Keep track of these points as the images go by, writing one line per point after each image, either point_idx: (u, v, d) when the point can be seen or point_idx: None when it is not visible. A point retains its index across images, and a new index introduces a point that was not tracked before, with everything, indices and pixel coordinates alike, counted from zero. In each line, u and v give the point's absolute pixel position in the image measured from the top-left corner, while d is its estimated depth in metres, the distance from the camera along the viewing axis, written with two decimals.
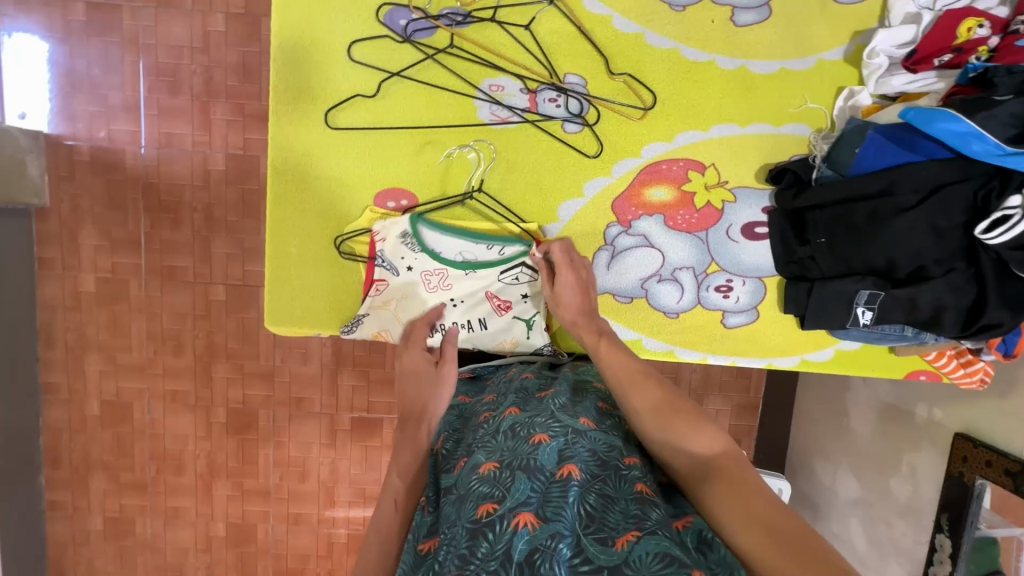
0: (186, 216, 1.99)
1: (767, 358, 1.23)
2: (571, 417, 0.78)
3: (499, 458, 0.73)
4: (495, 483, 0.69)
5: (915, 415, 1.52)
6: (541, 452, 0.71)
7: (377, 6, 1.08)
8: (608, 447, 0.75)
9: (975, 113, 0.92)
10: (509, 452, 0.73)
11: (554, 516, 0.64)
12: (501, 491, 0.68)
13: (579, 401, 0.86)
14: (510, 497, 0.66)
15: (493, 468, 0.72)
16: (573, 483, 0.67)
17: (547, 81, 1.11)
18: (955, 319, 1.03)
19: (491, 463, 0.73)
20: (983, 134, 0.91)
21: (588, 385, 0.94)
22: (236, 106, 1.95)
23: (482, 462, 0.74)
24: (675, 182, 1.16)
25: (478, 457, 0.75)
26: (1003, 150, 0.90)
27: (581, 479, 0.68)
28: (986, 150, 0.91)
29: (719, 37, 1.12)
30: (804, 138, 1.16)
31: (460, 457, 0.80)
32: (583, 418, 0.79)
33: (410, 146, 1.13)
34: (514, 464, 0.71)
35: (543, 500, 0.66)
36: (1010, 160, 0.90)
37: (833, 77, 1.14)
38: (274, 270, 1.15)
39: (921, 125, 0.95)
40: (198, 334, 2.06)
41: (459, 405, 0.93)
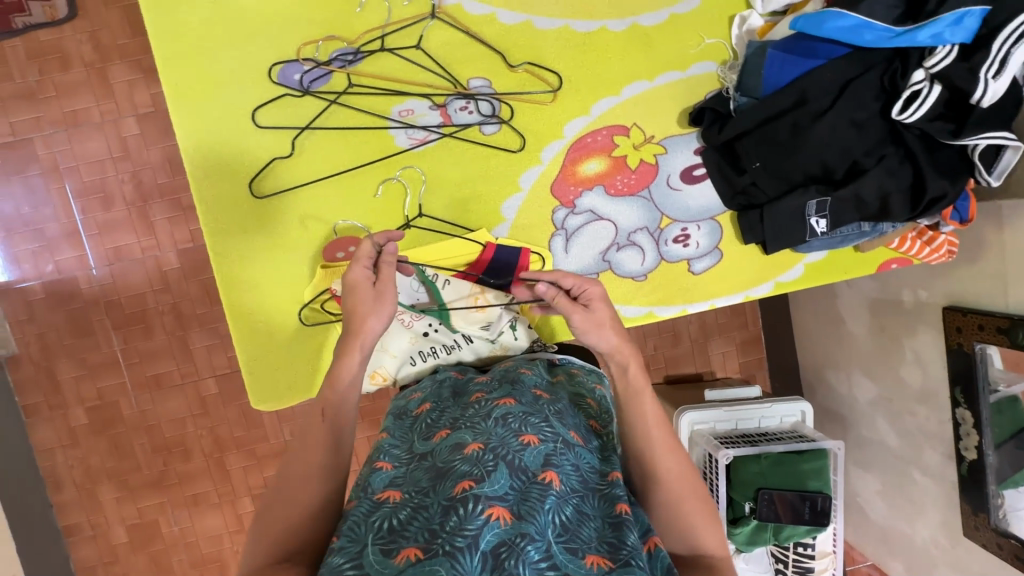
0: (155, 321, 1.98)
1: (743, 291, 1.24)
2: (563, 426, 0.81)
3: (485, 441, 0.75)
4: (476, 463, 0.71)
5: (902, 301, 1.54)
6: (528, 453, 0.74)
7: (268, 69, 1.09)
8: (589, 470, 0.78)
9: (857, 6, 0.95)
10: (497, 439, 0.76)
11: (528, 516, 0.66)
12: (481, 472, 0.70)
13: (573, 414, 0.89)
14: (490, 483, 0.68)
15: (477, 449, 0.74)
16: (552, 491, 0.70)
17: (453, 92, 1.12)
18: (902, 202, 1.04)
19: (476, 445, 0.75)
20: (870, 23, 0.94)
21: (582, 400, 0.97)
22: (173, 201, 1.94)
23: (467, 441, 0.76)
24: (604, 151, 1.17)
25: (464, 436, 0.78)
26: (893, 32, 0.93)
27: (560, 490, 0.71)
28: (877, 36, 0.94)
29: (603, 3, 1.14)
30: (713, 74, 1.17)
31: (443, 427, 0.84)
32: (574, 431, 0.82)
33: (341, 192, 1.12)
34: (500, 454, 0.73)
35: (520, 498, 0.68)
36: (903, 39, 0.92)
37: (722, 10, 1.16)
38: (246, 351, 1.14)
39: (813, 30, 0.98)
40: (202, 433, 2.04)
41: (450, 380, 1.00)
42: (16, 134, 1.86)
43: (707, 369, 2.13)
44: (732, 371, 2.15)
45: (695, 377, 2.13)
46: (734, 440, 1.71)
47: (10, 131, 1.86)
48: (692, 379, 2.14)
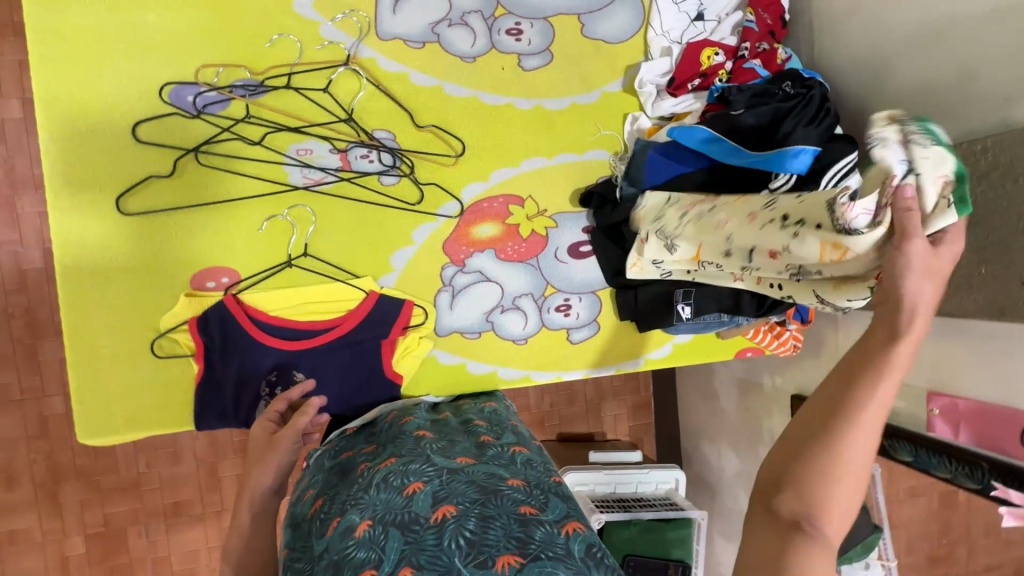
0: (0, 325, 1.77)
1: (616, 364, 1.32)
2: (445, 459, 0.93)
3: (372, 515, 0.82)
4: (370, 545, 0.78)
5: (763, 385, 1.69)
6: (415, 503, 0.82)
7: (158, 86, 1.05)
8: (486, 478, 0.88)
9: (721, 126, 1.10)
10: (382, 506, 0.83)
11: (430, 562, 0.74)
12: (377, 553, 0.76)
13: (458, 442, 1.01)
14: (386, 559, 0.76)
15: (368, 527, 0.80)
16: (446, 524, 0.78)
17: (355, 139, 1.13)
18: (751, 300, 1.19)
19: (365, 522, 0.81)
20: (730, 142, 1.09)
21: (470, 427, 1.09)
22: (47, 196, 1.77)
23: (356, 522, 0.82)
24: (498, 217, 1.22)
25: (352, 517, 0.84)
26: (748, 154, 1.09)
27: (455, 514, 0.80)
28: (735, 155, 1.08)
29: (511, 81, 1.21)
30: (605, 162, 1.28)
31: (335, 516, 0.87)
32: (456, 457, 0.94)
33: (221, 221, 1.08)
34: (390, 519, 0.81)
35: (417, 548, 0.76)
36: (756, 160, 1.08)
37: (618, 106, 1.28)
38: (80, 380, 1.03)
39: (684, 140, 1.11)
40: (35, 458, 1.83)
41: (340, 463, 1.02)
42: None
43: (597, 430, 2.20)
44: (620, 434, 2.24)
45: (584, 437, 2.19)
46: (608, 505, 1.77)
47: None
48: (583, 438, 2.21)
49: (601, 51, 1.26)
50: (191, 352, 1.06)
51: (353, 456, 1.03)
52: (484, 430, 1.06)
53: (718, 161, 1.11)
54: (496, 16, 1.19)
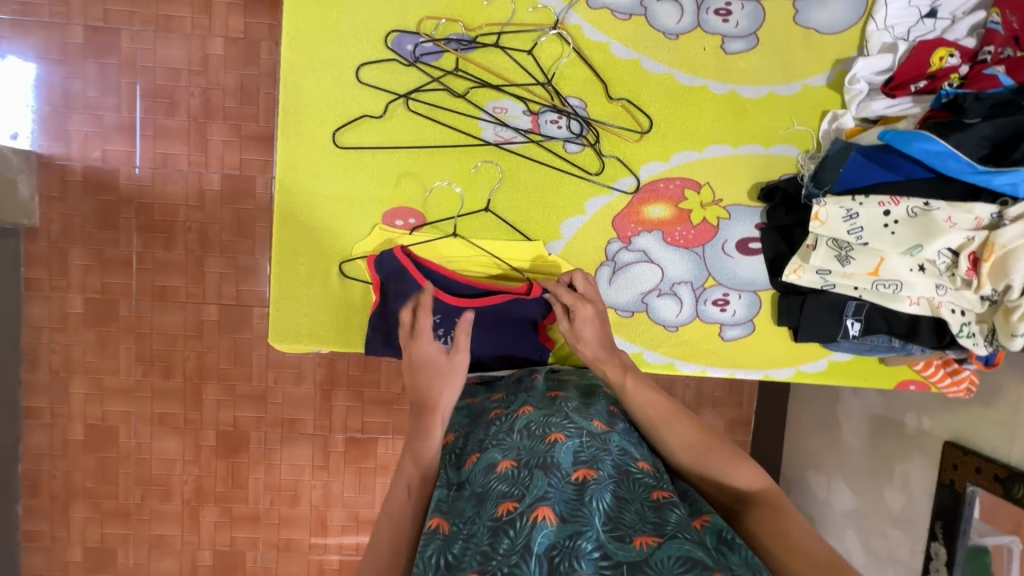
0: (180, 235, 2.02)
1: (763, 369, 1.26)
2: (585, 420, 0.87)
3: (515, 457, 0.81)
4: (513, 481, 0.77)
5: (904, 425, 1.56)
6: (558, 452, 0.79)
7: (385, 33, 1.12)
8: (622, 451, 0.84)
9: (948, 135, 0.99)
10: (525, 451, 0.82)
11: (573, 516, 0.72)
12: (520, 489, 0.76)
13: (590, 405, 0.95)
14: (530, 494, 0.74)
15: (511, 466, 0.80)
16: (589, 484, 0.76)
17: (549, 104, 1.16)
18: (931, 328, 1.10)
19: (507, 462, 0.81)
20: (957, 154, 0.97)
21: (597, 389, 1.03)
22: (233, 127, 1.99)
23: (499, 460, 0.82)
24: (672, 200, 1.20)
25: (494, 455, 0.83)
26: (977, 169, 0.96)
27: (597, 477, 0.77)
28: (961, 167, 0.96)
29: (709, 64, 1.18)
30: (792, 159, 1.22)
31: (473, 452, 0.89)
32: (596, 421, 0.88)
33: (417, 166, 1.15)
34: (532, 462, 0.79)
35: (561, 500, 0.74)
36: (986, 176, 0.95)
37: (817, 102, 1.21)
38: (278, 289, 1.16)
39: (899, 145, 1.01)
40: (189, 356, 2.08)
41: (468, 406, 1.03)
42: (107, 22, 1.92)
43: None
44: None
45: None
46: None
47: (102, 17, 1.91)
48: None
49: (810, 42, 1.19)
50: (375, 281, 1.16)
51: (479, 403, 1.03)
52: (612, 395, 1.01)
53: (938, 173, 1.00)
54: None
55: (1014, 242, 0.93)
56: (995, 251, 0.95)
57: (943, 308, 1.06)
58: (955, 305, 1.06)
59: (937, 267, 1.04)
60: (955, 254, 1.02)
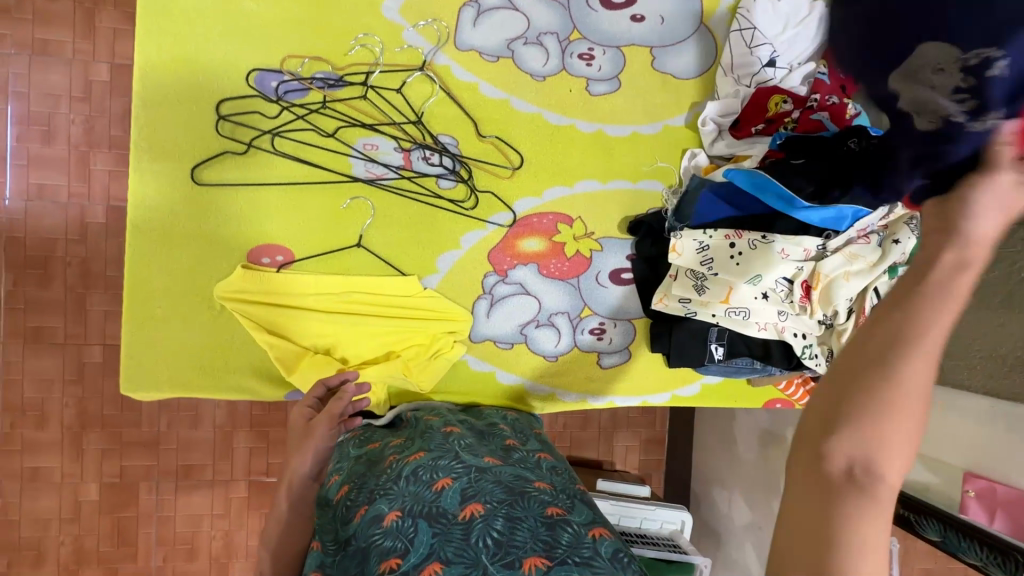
0: (57, 271, 1.87)
1: (642, 397, 1.30)
2: (473, 459, 0.94)
3: (400, 507, 0.83)
4: (397, 535, 0.79)
5: (787, 439, 1.65)
6: (443, 499, 0.84)
7: (245, 70, 1.10)
8: (513, 478, 0.90)
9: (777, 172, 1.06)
10: (410, 500, 0.85)
11: (458, 560, 0.76)
12: (403, 543, 0.78)
13: (485, 443, 1.02)
14: (413, 549, 0.77)
15: (396, 517, 0.82)
16: (475, 520, 0.80)
17: (419, 141, 1.16)
18: (782, 352, 1.17)
19: (392, 514, 0.83)
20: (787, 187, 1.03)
21: (496, 428, 1.10)
22: (119, 156, 1.88)
23: (385, 512, 0.83)
24: (545, 234, 1.23)
25: (380, 507, 0.84)
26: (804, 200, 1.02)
27: (485, 513, 0.81)
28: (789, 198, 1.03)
29: (576, 104, 1.24)
30: (658, 193, 1.29)
31: (364, 502, 0.88)
32: (486, 457, 0.96)
33: (282, 201, 1.12)
34: (419, 512, 0.83)
35: (446, 545, 0.78)
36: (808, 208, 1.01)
37: (679, 141, 1.29)
38: (134, 333, 1.09)
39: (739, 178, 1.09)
40: (67, 402, 1.91)
41: (365, 455, 0.99)
42: None
43: (607, 459, 2.17)
44: (629, 466, 2.20)
45: (592, 464, 2.15)
46: None
47: None
48: (592, 465, 2.17)
49: (669, 85, 1.27)
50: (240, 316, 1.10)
51: (377, 449, 1.00)
52: (510, 433, 1.09)
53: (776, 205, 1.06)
54: (571, 40, 1.22)
55: (835, 271, 1.04)
56: (821, 279, 1.05)
57: (787, 332, 1.12)
58: (798, 330, 1.12)
59: (778, 295, 1.10)
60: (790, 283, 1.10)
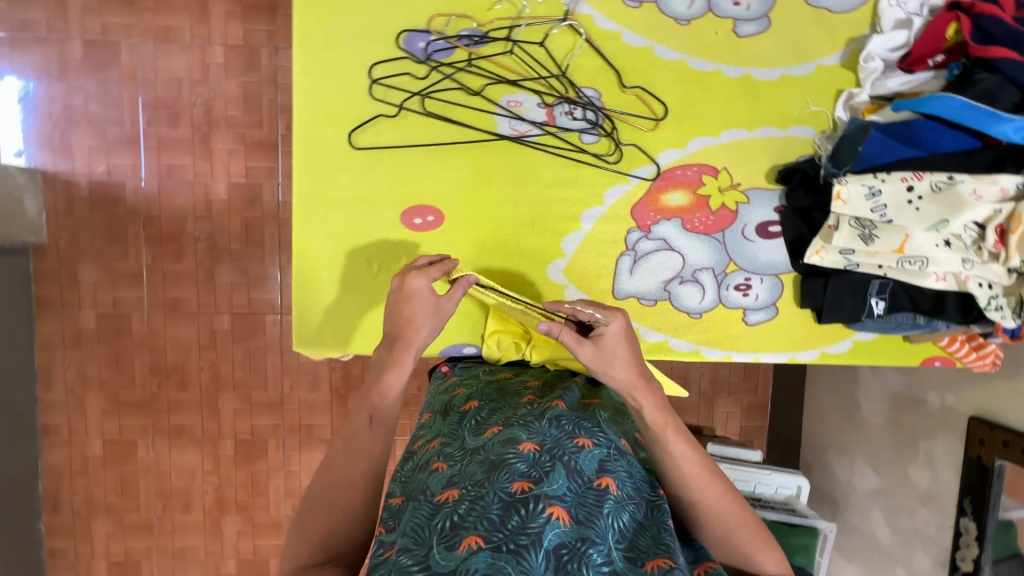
0: (189, 246, 2.02)
1: (788, 353, 1.25)
2: (615, 435, 0.91)
3: (539, 441, 0.84)
4: (533, 464, 0.80)
5: (928, 402, 1.56)
6: (584, 458, 0.83)
7: (395, 32, 1.12)
8: (642, 477, 0.88)
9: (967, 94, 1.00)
10: (552, 440, 0.84)
11: (586, 522, 0.75)
12: (538, 473, 0.79)
13: (619, 420, 0.99)
14: (548, 483, 0.77)
15: (532, 449, 0.82)
16: (608, 496, 0.79)
17: (562, 95, 1.15)
18: (957, 304, 1.10)
19: (531, 444, 0.83)
20: (973, 104, 0.98)
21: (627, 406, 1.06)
22: (237, 135, 1.98)
23: (522, 439, 0.84)
24: (690, 186, 1.20)
25: (517, 433, 0.85)
26: (995, 115, 0.96)
27: (616, 495, 0.80)
28: (977, 116, 0.97)
29: (722, 48, 1.17)
30: (810, 140, 1.21)
31: (495, 424, 0.92)
32: (624, 439, 0.93)
33: (433, 162, 1.15)
34: (557, 454, 0.82)
35: (577, 501, 0.77)
36: (1001, 124, 0.95)
37: (832, 82, 1.20)
38: (300, 295, 1.16)
39: (913, 107, 1.04)
40: (203, 366, 2.08)
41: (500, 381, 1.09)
42: (105, 35, 1.91)
43: (708, 425, 2.14)
44: (731, 432, 2.16)
45: (694, 428, 2.13)
46: None
47: (100, 31, 1.90)
48: (693, 430, 2.14)
49: (823, 21, 1.18)
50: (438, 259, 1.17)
51: (510, 385, 1.07)
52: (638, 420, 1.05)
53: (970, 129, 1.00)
54: None
55: None
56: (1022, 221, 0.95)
57: (970, 282, 1.05)
58: (982, 279, 1.05)
59: (962, 242, 1.03)
60: (981, 227, 1.01)
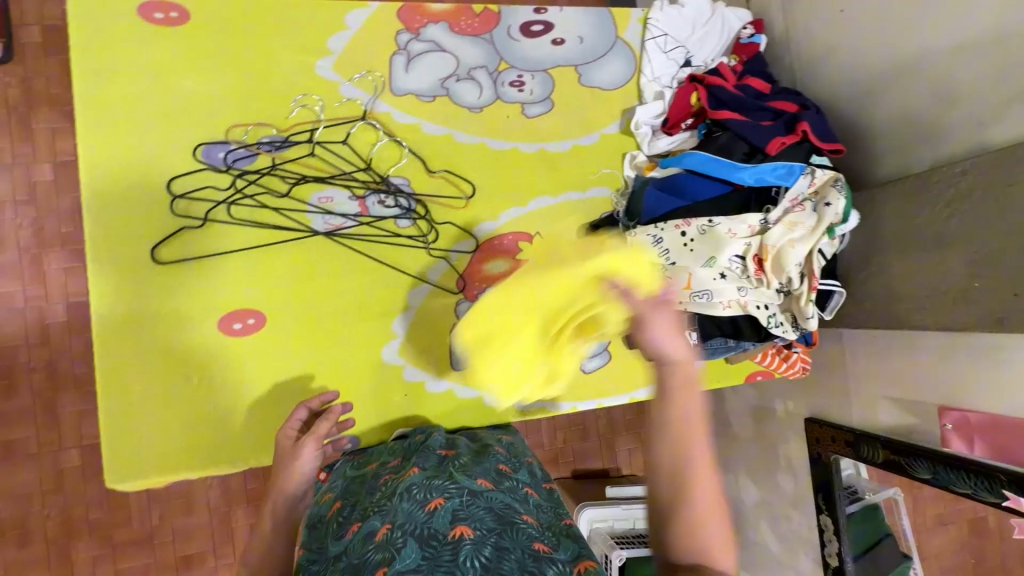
0: (21, 378, 1.80)
1: (629, 393, 1.35)
2: (468, 479, 0.93)
3: (393, 521, 0.82)
4: (387, 546, 0.78)
5: (776, 411, 1.70)
6: (435, 518, 0.81)
7: (192, 145, 1.13)
8: (505, 505, 0.87)
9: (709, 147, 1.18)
10: (404, 516, 0.83)
11: None
12: (392, 553, 0.76)
13: (479, 464, 1.02)
14: (400, 560, 0.75)
15: (387, 530, 0.81)
16: (464, 542, 0.77)
17: (372, 186, 1.20)
18: (749, 324, 1.22)
19: (386, 528, 0.82)
20: (717, 158, 1.16)
21: (489, 449, 1.10)
22: (75, 252, 1.85)
23: (378, 527, 0.83)
24: (508, 254, 1.28)
25: (374, 523, 0.84)
26: (735, 166, 1.14)
27: (474, 537, 0.78)
28: (723, 167, 1.15)
29: (517, 128, 1.31)
30: (608, 198, 1.35)
31: (355, 521, 0.89)
32: (480, 479, 0.94)
33: (246, 266, 1.14)
34: (409, 530, 0.80)
35: (433, 565, 0.74)
36: (741, 172, 1.14)
37: (616, 147, 1.37)
38: (111, 425, 1.07)
39: (675, 164, 1.20)
40: (49, 514, 1.81)
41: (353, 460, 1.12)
42: None
43: (612, 466, 2.17)
44: (636, 469, 2.21)
45: (599, 473, 2.15)
46: (629, 540, 1.71)
47: None
48: (598, 474, 2.17)
49: (599, 97, 1.36)
50: (264, 360, 1.14)
51: (374, 470, 1.04)
52: (502, 457, 1.08)
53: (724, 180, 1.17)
54: (500, 70, 1.30)
55: (781, 241, 1.12)
56: (770, 250, 1.13)
57: (751, 306, 1.17)
58: (760, 302, 1.18)
59: (734, 273, 1.16)
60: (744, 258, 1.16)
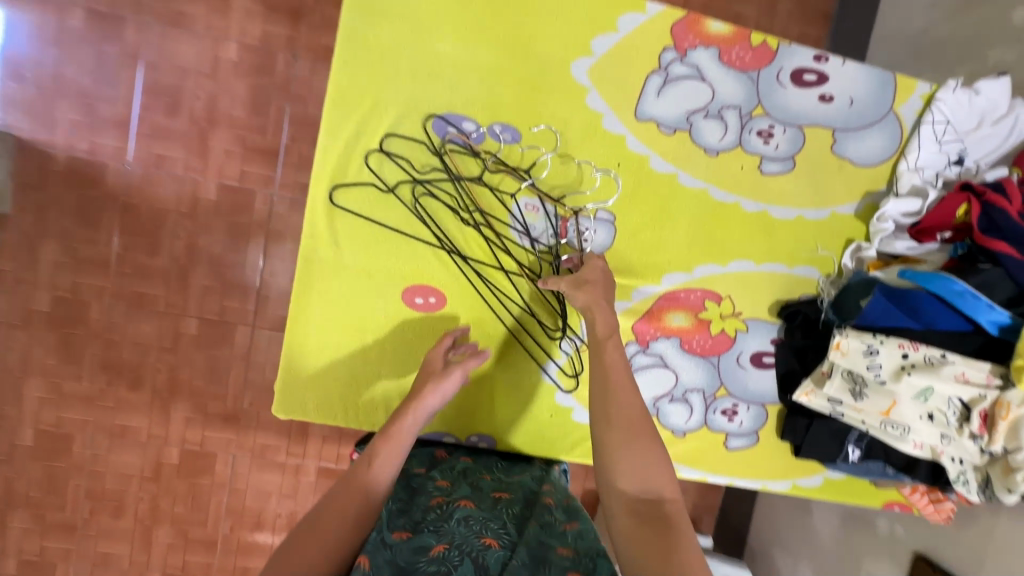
0: None
1: (762, 482, 1.28)
2: (518, 529, 0.91)
3: (448, 541, 0.84)
4: (443, 562, 0.80)
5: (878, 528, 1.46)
6: (489, 554, 0.83)
7: (422, 115, 1.09)
8: (544, 544, 0.87)
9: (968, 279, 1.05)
10: (458, 538, 0.85)
11: None
12: (447, 568, 0.79)
13: (528, 506, 1.00)
14: None
15: (442, 549, 0.83)
16: None
17: (580, 212, 1.15)
18: (925, 466, 1.15)
19: (440, 546, 0.84)
20: (977, 294, 1.03)
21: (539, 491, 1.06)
22: (239, 136, 1.49)
23: (432, 543, 0.84)
24: (692, 310, 1.21)
25: (427, 539, 0.85)
26: (992, 308, 1.03)
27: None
28: (978, 306, 1.03)
29: (746, 182, 1.20)
30: (813, 280, 1.25)
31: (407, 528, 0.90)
32: (531, 523, 0.92)
33: (439, 246, 1.12)
34: (464, 551, 0.82)
35: None
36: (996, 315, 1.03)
37: (842, 230, 1.24)
38: (288, 361, 1.11)
39: (921, 281, 1.06)
40: None
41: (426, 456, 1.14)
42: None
43: None
44: None
45: None
46: None
47: None
48: None
49: (844, 171, 1.22)
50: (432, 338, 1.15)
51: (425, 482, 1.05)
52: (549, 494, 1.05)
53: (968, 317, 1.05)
54: (753, 115, 1.18)
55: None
56: (1008, 411, 1.01)
57: (944, 456, 1.10)
58: (956, 454, 1.10)
59: (945, 417, 1.07)
60: (965, 407, 1.06)
